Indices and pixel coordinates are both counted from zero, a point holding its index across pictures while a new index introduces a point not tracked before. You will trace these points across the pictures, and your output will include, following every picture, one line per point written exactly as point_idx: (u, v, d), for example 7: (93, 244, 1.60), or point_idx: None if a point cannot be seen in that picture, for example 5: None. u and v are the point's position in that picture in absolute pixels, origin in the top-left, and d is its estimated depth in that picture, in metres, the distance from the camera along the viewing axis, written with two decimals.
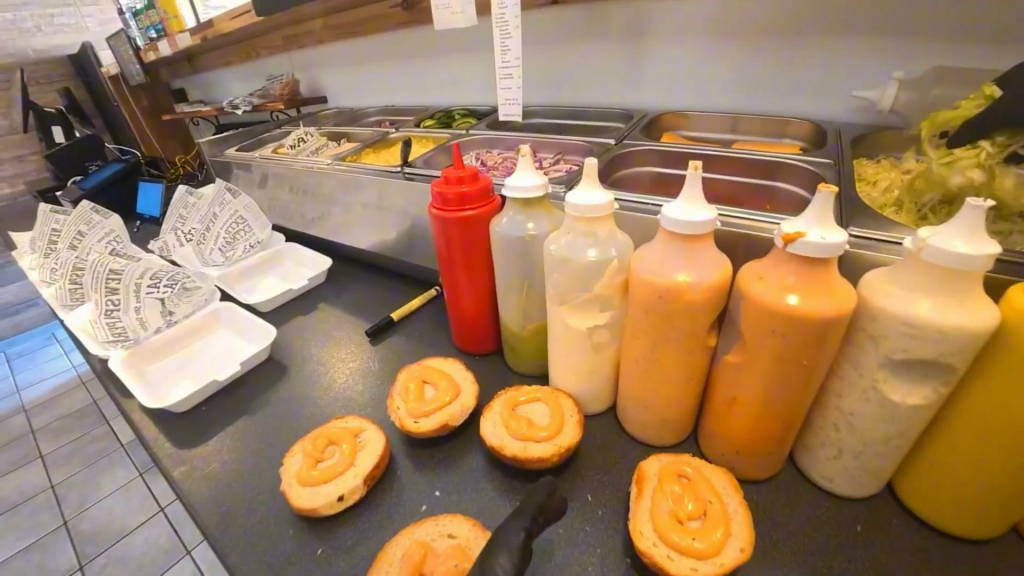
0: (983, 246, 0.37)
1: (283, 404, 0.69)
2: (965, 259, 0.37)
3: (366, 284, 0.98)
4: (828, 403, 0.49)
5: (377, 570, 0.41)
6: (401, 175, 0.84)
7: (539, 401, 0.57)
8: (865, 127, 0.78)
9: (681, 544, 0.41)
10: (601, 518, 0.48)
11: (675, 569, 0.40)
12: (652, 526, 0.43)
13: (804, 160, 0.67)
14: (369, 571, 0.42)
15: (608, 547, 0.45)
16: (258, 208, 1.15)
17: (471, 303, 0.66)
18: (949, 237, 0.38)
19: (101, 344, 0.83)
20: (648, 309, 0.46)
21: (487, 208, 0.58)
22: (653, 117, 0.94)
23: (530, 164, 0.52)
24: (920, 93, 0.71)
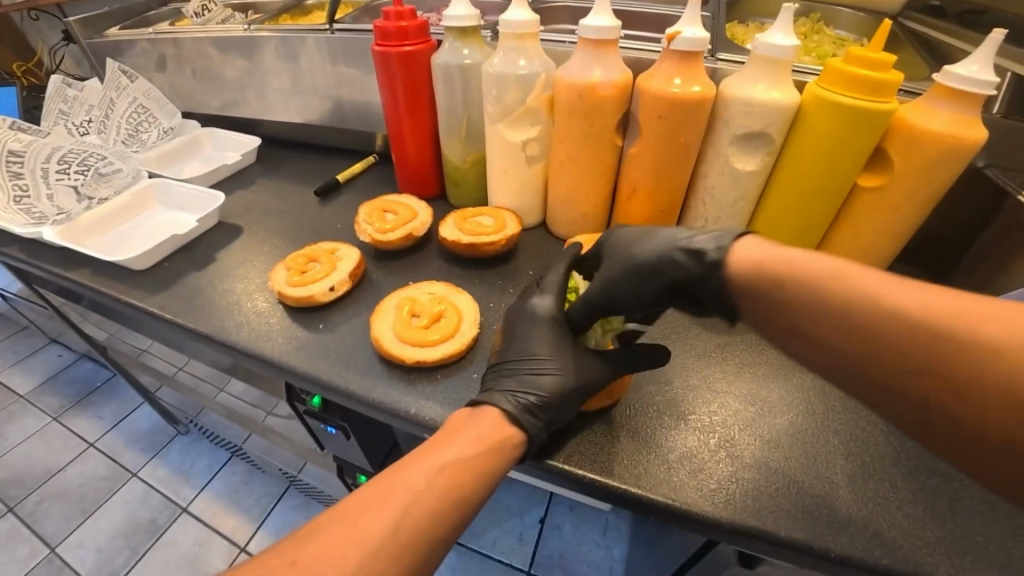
0: (793, 41, 0.53)
1: (248, 252, 0.74)
2: (782, 49, 0.53)
3: (301, 160, 0.99)
4: (699, 187, 0.66)
5: (379, 317, 0.53)
6: (329, 33, 0.85)
7: (485, 213, 0.69)
8: None
9: None
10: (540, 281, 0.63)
11: None
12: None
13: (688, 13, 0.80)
14: (371, 320, 0.54)
15: None
16: (162, 95, 1.07)
17: (414, 144, 0.75)
18: (774, 35, 0.53)
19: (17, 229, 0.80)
20: (571, 110, 0.59)
21: (424, 45, 0.66)
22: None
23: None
24: None
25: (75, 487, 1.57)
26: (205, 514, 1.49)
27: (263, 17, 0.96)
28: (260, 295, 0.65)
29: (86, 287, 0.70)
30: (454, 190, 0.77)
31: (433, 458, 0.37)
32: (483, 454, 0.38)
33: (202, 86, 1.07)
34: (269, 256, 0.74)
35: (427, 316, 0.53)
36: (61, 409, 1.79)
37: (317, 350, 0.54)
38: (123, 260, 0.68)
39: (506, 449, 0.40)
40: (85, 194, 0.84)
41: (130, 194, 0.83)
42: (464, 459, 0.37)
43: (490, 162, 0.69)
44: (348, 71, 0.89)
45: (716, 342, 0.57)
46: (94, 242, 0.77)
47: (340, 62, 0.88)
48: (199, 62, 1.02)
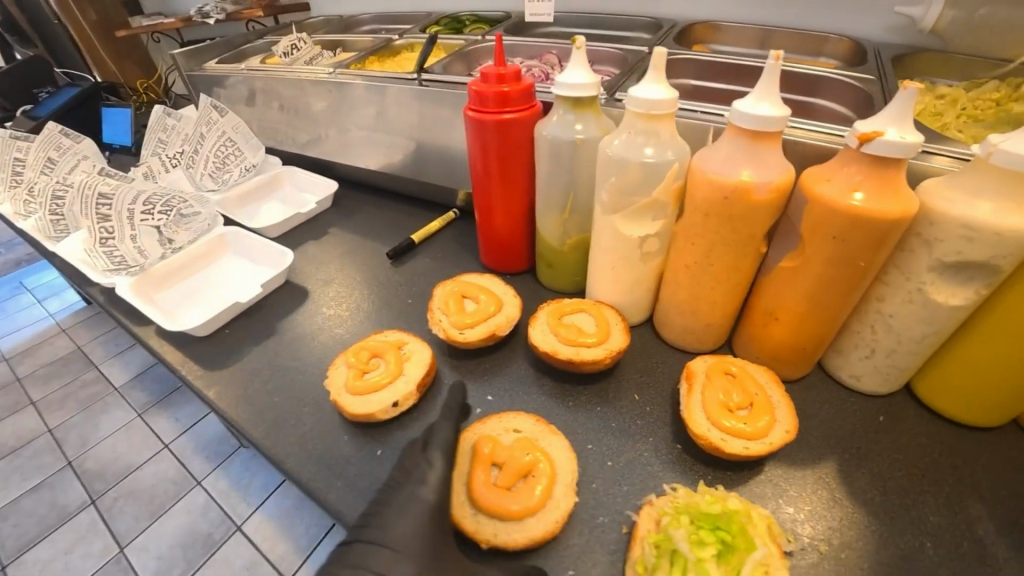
0: None
1: (311, 325, 0.68)
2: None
3: (376, 208, 0.93)
4: (869, 308, 0.51)
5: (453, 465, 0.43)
6: (416, 84, 0.79)
7: (583, 311, 0.57)
8: (902, 48, 0.73)
9: (733, 428, 0.45)
10: (650, 414, 0.50)
11: (729, 448, 0.44)
12: (703, 413, 0.47)
13: (848, 75, 0.63)
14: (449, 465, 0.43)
15: (660, 436, 0.48)
16: (248, 129, 1.07)
17: (502, 218, 0.65)
18: (1019, 141, 0.39)
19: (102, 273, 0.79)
20: (709, 212, 0.46)
21: (527, 112, 0.56)
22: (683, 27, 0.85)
23: (583, 60, 0.50)
24: (968, 11, 0.66)
25: (146, 488, 1.54)
26: (258, 536, 1.43)
27: (352, 57, 0.92)
28: (318, 388, 0.57)
29: (150, 351, 0.67)
30: (543, 270, 0.66)
31: None
32: None
33: (286, 123, 1.05)
34: (332, 331, 0.66)
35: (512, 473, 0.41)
36: (147, 406, 1.77)
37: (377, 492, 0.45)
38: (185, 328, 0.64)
39: None
40: (166, 236, 0.83)
41: (205, 242, 0.80)
42: None
43: (592, 252, 0.57)
44: (433, 121, 0.81)
45: (888, 546, 0.41)
46: (167, 292, 0.75)
47: (427, 112, 0.81)
48: (286, 100, 1.00)
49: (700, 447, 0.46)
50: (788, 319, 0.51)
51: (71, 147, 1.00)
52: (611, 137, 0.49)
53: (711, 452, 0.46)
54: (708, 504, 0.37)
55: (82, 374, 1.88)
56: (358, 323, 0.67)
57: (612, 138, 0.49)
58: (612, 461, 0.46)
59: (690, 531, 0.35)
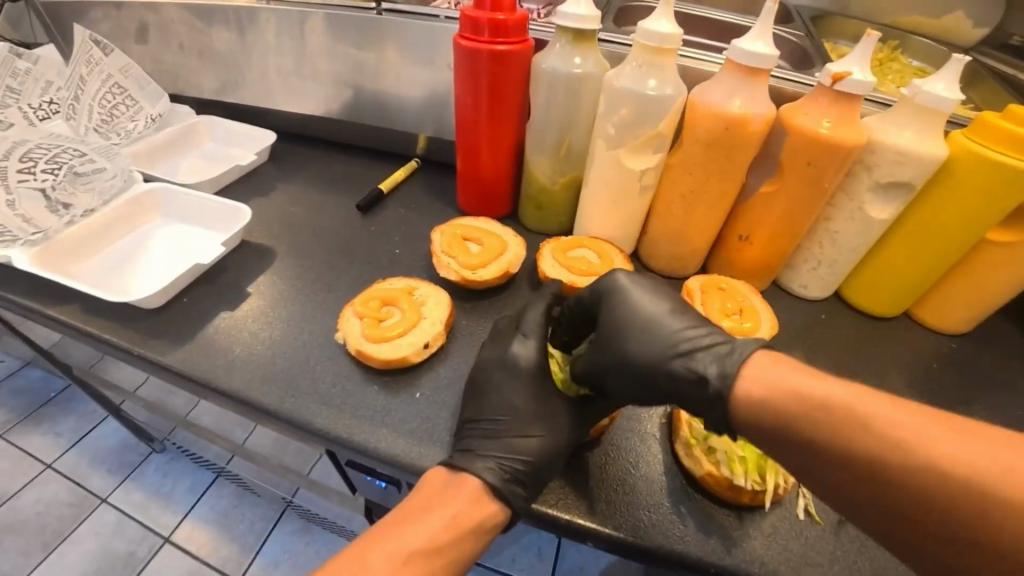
0: (957, 93, 0.49)
1: (288, 284, 0.62)
2: (948, 98, 0.49)
3: (324, 161, 0.85)
4: (818, 226, 0.61)
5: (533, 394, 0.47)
6: (375, 13, 0.72)
7: (584, 245, 0.60)
8: (811, 9, 0.85)
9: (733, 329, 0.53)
10: None
11: None
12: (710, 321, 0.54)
13: (786, 30, 0.72)
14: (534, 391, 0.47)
15: None
16: (141, 71, 0.89)
17: (492, 161, 0.64)
18: (937, 84, 0.50)
19: None
20: (707, 142, 0.52)
21: (524, 46, 0.56)
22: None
23: None
24: None
25: (30, 517, 1.29)
26: (191, 543, 1.29)
27: None
28: (323, 345, 0.54)
29: (82, 331, 0.56)
30: (533, 212, 0.67)
31: (402, 538, 0.36)
32: (461, 536, 0.37)
33: (195, 63, 0.89)
34: (316, 287, 0.61)
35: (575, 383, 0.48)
36: (8, 425, 1.45)
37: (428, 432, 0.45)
38: (131, 299, 0.54)
39: (480, 528, 0.38)
40: (60, 199, 0.68)
41: (122, 202, 0.67)
42: (433, 545, 0.36)
43: (589, 189, 0.60)
44: (393, 60, 0.75)
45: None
46: (84, 264, 0.62)
47: (385, 51, 0.75)
48: (195, 36, 0.85)
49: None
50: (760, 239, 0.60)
51: None
52: (618, 70, 0.52)
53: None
54: None
55: None
56: (343, 278, 0.63)
57: (620, 71, 0.52)
58: None
59: None
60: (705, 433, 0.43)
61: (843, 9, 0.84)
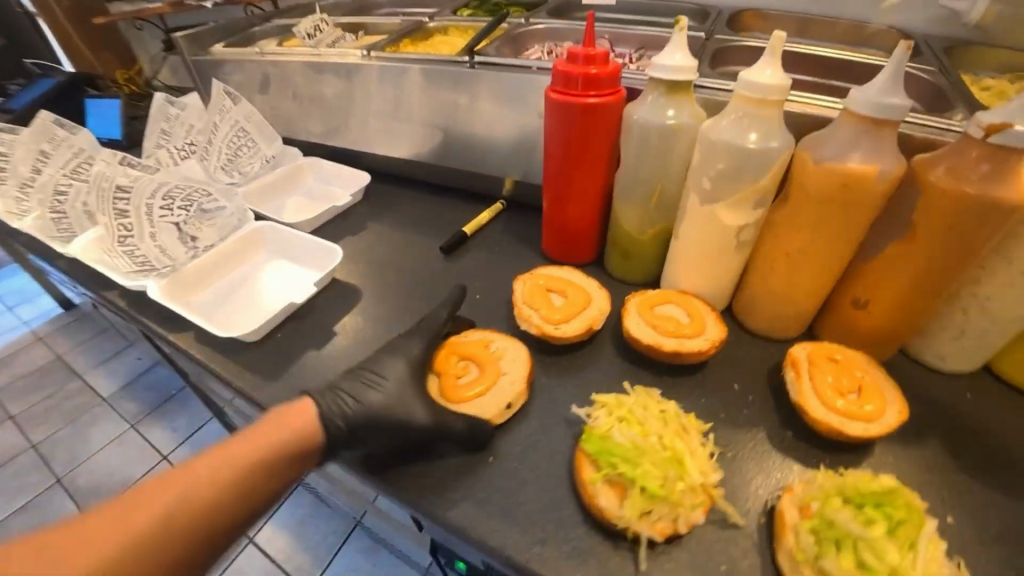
0: None
1: (366, 326, 0.63)
2: None
3: (410, 200, 0.89)
4: (963, 290, 0.51)
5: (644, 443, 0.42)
6: (468, 66, 0.75)
7: (671, 301, 0.58)
8: (944, 39, 0.76)
9: (850, 411, 0.47)
10: (753, 403, 0.52)
11: (852, 431, 0.46)
12: (818, 400, 0.49)
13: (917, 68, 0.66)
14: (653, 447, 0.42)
15: (769, 428, 0.49)
16: (262, 118, 1.00)
17: (577, 209, 0.65)
18: None
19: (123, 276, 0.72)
20: (818, 199, 0.49)
21: (613, 96, 0.55)
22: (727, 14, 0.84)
23: (683, 44, 0.50)
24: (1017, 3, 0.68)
25: None
26: (270, 547, 1.37)
27: (385, 41, 0.87)
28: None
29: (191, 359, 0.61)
30: (620, 264, 0.67)
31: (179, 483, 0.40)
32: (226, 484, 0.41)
33: (306, 111, 0.98)
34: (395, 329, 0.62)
35: (669, 463, 0.41)
36: (139, 417, 1.68)
37: (501, 506, 0.42)
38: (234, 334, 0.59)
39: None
40: (187, 234, 0.77)
41: (236, 239, 0.74)
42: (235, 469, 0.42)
43: (679, 240, 0.59)
44: (479, 108, 0.78)
45: (997, 522, 0.43)
46: (203, 294, 0.70)
47: (473, 97, 0.77)
48: (307, 87, 0.94)
49: (818, 432, 0.48)
50: (883, 304, 0.53)
51: (66, 138, 0.90)
52: (716, 121, 0.51)
53: (829, 436, 0.48)
54: (865, 484, 0.40)
55: (66, 384, 1.77)
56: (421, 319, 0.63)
57: (717, 122, 0.51)
58: (733, 451, 0.48)
59: (853, 512, 0.38)
60: (815, 549, 0.37)
61: (986, 39, 0.74)
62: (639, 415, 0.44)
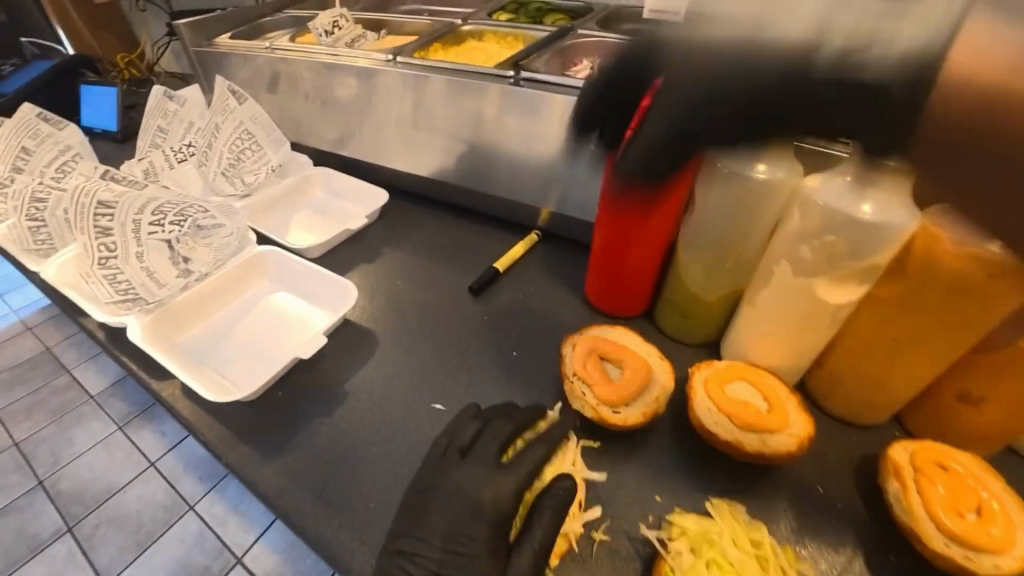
0: None
1: (384, 376, 0.54)
2: None
3: (434, 221, 0.80)
4: None
5: None
6: (512, 82, 0.66)
7: (744, 379, 0.52)
8: None
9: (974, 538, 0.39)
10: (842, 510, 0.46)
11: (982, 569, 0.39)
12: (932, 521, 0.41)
13: None
14: None
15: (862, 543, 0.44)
16: (269, 119, 0.91)
17: (635, 260, 0.58)
18: None
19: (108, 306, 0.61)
20: (941, 282, 0.42)
21: (686, 142, 0.48)
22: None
23: None
24: None
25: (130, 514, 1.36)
26: (262, 569, 1.28)
27: (413, 44, 0.78)
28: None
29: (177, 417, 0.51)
30: (678, 321, 0.61)
31: None
32: None
33: (317, 114, 0.88)
34: (419, 389, 0.53)
35: None
36: (128, 418, 1.58)
37: None
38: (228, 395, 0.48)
39: None
40: (179, 254, 0.66)
41: (238, 263, 0.65)
42: None
43: (759, 306, 0.53)
44: (516, 127, 0.68)
45: None
46: (190, 335, 0.59)
47: (510, 112, 0.68)
48: (322, 88, 0.83)
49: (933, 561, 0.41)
50: (1000, 406, 0.46)
51: (55, 134, 0.81)
52: (825, 179, 0.45)
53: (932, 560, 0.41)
54: None
55: (52, 380, 1.67)
56: (450, 379, 0.54)
57: (827, 182, 0.44)
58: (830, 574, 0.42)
59: None
60: None
61: None
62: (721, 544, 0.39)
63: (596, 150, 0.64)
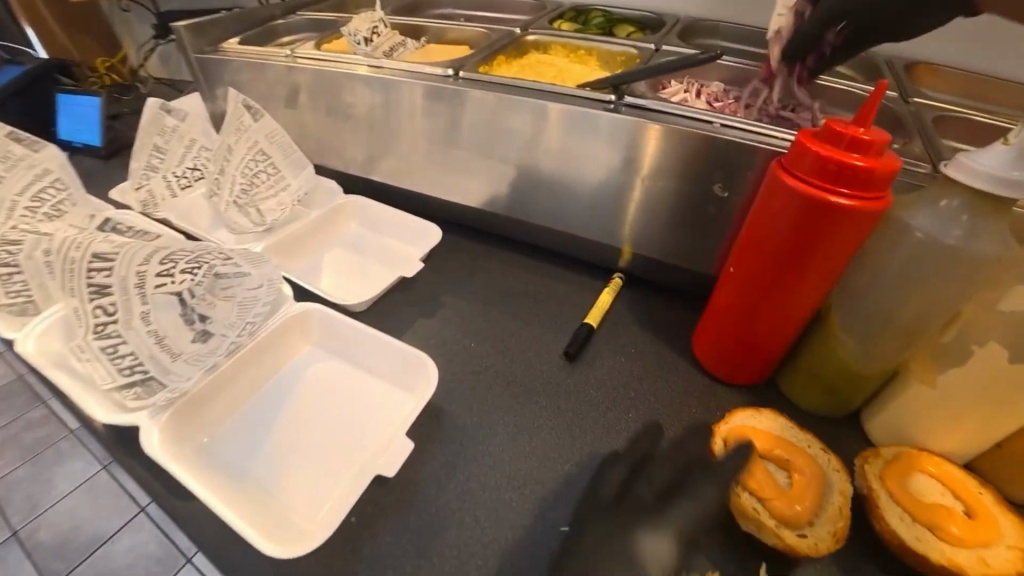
0: None
1: (482, 485, 0.42)
2: None
3: (496, 261, 0.69)
4: None
5: None
6: (613, 108, 0.56)
7: (925, 472, 0.44)
8: None
9: None
10: None
11: None
12: None
13: None
14: None
15: None
16: (289, 139, 0.78)
17: (777, 331, 0.48)
18: None
19: (110, 394, 0.46)
20: None
21: (875, 200, 0.38)
22: (900, 67, 0.69)
23: None
24: None
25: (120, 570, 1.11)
26: None
27: (474, 57, 0.67)
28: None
29: (215, 558, 0.38)
30: (817, 396, 0.51)
31: None
32: None
33: (347, 135, 0.76)
34: (529, 506, 0.41)
35: None
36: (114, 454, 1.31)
37: None
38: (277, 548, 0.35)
39: None
40: (196, 315, 0.48)
41: (279, 325, 0.53)
42: None
43: (940, 386, 0.44)
44: (611, 156, 0.57)
45: None
46: (224, 426, 0.47)
47: (604, 139, 0.57)
48: (360, 105, 0.71)
49: None
50: None
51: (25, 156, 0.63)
52: None
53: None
54: None
55: (27, 412, 1.41)
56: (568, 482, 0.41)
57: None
58: None
59: None
60: None
61: None
62: None
63: (716, 188, 0.53)
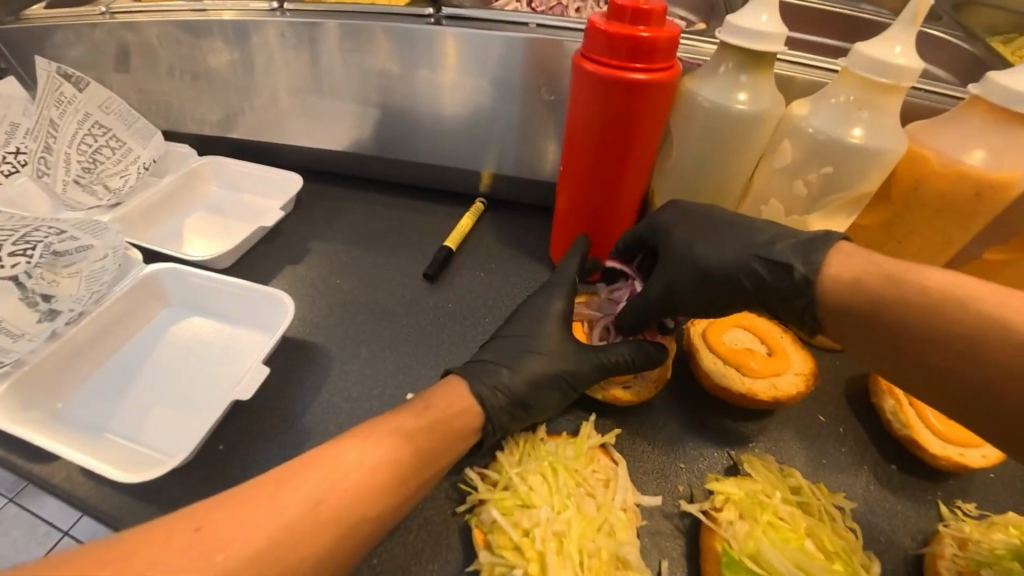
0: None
1: (344, 398, 0.45)
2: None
3: (363, 203, 0.69)
4: None
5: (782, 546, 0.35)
6: (431, 21, 0.56)
7: (739, 325, 0.50)
8: None
9: (963, 438, 0.43)
10: (849, 436, 0.47)
11: (975, 463, 0.42)
12: (928, 429, 0.44)
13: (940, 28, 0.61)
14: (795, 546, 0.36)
15: (873, 465, 0.45)
16: (129, 106, 0.72)
17: (612, 219, 0.53)
18: None
19: None
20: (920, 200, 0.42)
21: (663, 74, 0.42)
22: None
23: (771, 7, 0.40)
24: None
25: None
26: None
27: None
28: (429, 520, 0.38)
29: (80, 506, 0.39)
30: None
31: None
32: None
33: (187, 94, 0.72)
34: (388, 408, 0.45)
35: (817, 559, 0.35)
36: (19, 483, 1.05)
37: None
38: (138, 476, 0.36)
39: None
40: (34, 290, 0.47)
41: (127, 289, 0.51)
42: None
43: None
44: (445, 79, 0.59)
45: None
46: (82, 391, 0.46)
47: (435, 64, 0.58)
48: (188, 58, 0.67)
49: (933, 466, 0.44)
50: None
51: None
52: (814, 103, 0.43)
53: (930, 464, 0.44)
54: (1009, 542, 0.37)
55: None
56: None
57: (815, 108, 0.42)
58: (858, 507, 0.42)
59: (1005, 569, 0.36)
60: None
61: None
62: (768, 505, 0.37)
63: (544, 99, 0.57)
